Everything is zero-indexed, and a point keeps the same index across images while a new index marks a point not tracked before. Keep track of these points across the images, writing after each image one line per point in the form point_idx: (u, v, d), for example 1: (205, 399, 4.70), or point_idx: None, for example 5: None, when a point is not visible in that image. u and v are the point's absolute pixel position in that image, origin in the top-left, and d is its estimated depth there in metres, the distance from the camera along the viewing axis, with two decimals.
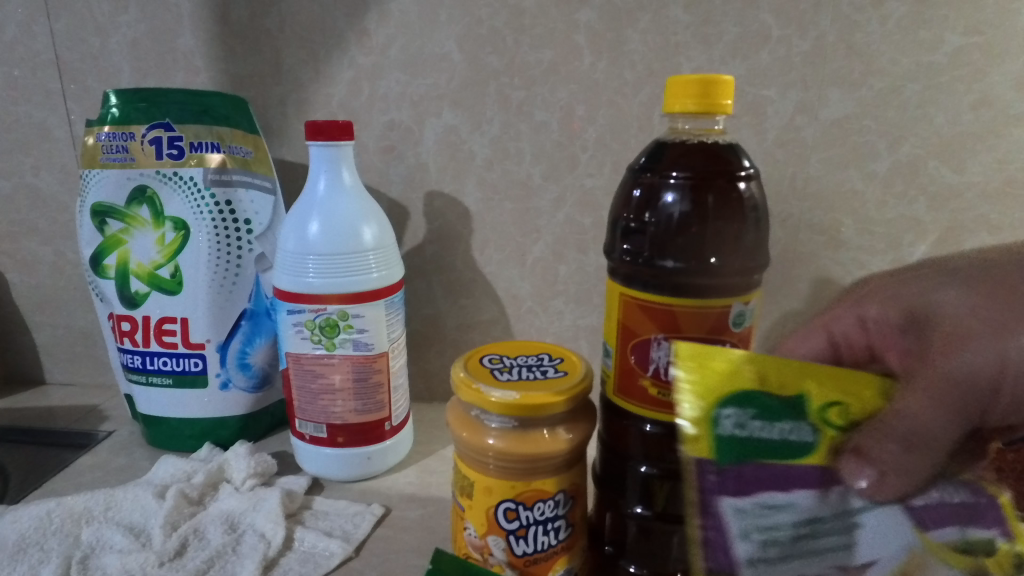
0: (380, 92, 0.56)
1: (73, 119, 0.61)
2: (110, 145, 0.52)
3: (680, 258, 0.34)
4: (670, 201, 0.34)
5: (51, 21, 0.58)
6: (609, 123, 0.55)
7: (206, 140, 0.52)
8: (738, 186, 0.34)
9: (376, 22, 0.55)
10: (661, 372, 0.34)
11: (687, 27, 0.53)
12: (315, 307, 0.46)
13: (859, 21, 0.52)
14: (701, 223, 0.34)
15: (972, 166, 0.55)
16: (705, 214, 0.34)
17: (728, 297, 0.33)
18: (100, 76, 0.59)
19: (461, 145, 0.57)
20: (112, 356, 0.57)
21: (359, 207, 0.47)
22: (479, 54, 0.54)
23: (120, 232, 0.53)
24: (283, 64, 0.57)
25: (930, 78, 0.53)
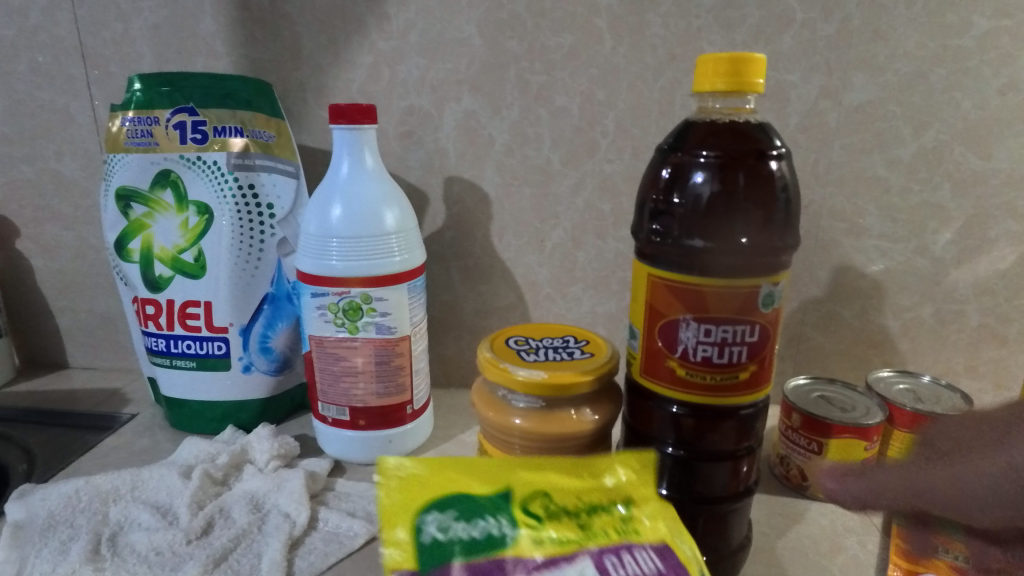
0: (400, 77, 0.56)
1: (96, 105, 0.61)
2: (134, 129, 0.52)
3: (708, 239, 0.34)
4: (700, 182, 0.34)
5: (74, 7, 0.58)
6: (629, 108, 0.55)
7: (229, 125, 0.52)
8: (768, 165, 0.34)
9: (397, 7, 0.54)
10: (688, 354, 0.34)
11: (709, 11, 0.52)
12: (338, 289, 0.46)
13: (884, 4, 0.51)
14: (730, 203, 0.34)
15: (997, 152, 0.54)
16: (735, 195, 0.34)
17: (756, 276, 0.33)
18: (122, 62, 0.59)
19: (480, 131, 0.57)
20: (136, 340, 0.58)
21: (381, 190, 0.47)
22: (500, 39, 0.54)
23: (144, 217, 0.53)
24: (303, 49, 0.57)
25: (957, 63, 0.52)
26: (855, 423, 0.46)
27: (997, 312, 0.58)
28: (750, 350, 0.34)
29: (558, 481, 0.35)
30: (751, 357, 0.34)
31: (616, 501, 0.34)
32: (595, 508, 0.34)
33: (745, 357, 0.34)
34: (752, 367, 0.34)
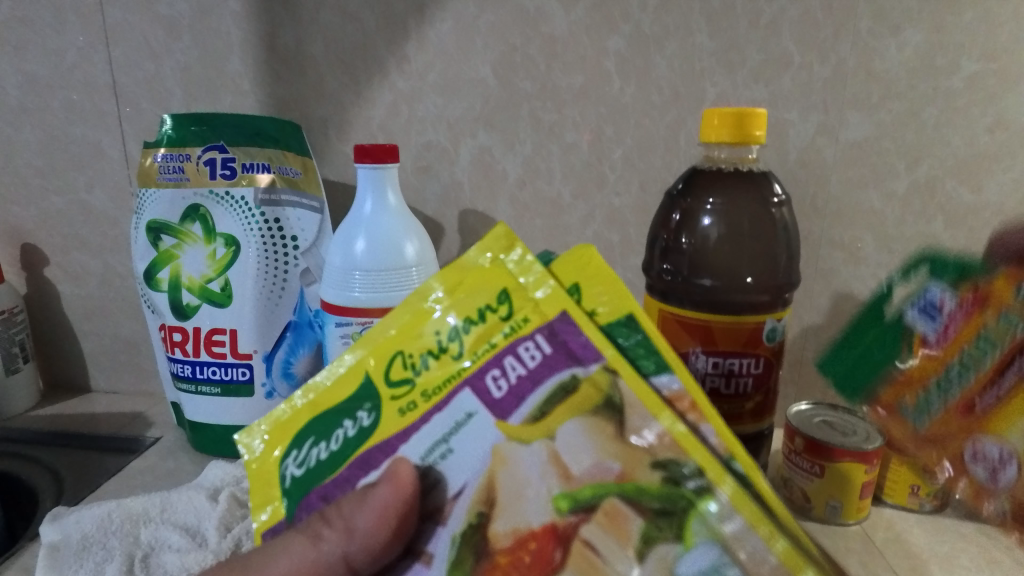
0: (418, 114, 0.59)
1: (126, 139, 0.64)
2: (166, 166, 0.55)
3: (716, 278, 0.37)
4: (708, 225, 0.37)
5: (110, 49, 0.62)
6: (636, 144, 0.58)
7: (257, 161, 0.55)
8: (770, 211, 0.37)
9: (416, 49, 0.58)
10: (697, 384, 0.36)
11: (712, 54, 0.55)
12: (362, 319, 0.48)
13: (876, 48, 0.54)
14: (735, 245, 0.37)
15: (988, 186, 0.57)
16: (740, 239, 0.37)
17: (761, 313, 0.35)
18: (153, 100, 0.62)
19: (494, 165, 0.59)
20: (161, 365, 0.60)
21: (402, 225, 0.50)
22: (513, 79, 0.57)
23: (173, 248, 0.55)
24: (326, 88, 0.60)
25: (947, 102, 0.55)
26: (857, 448, 0.47)
27: None
28: (756, 381, 0.36)
29: (458, 306, 0.32)
30: (757, 387, 0.36)
31: (507, 290, 0.32)
32: (502, 297, 0.32)
33: (751, 387, 0.36)
34: (757, 398, 0.37)
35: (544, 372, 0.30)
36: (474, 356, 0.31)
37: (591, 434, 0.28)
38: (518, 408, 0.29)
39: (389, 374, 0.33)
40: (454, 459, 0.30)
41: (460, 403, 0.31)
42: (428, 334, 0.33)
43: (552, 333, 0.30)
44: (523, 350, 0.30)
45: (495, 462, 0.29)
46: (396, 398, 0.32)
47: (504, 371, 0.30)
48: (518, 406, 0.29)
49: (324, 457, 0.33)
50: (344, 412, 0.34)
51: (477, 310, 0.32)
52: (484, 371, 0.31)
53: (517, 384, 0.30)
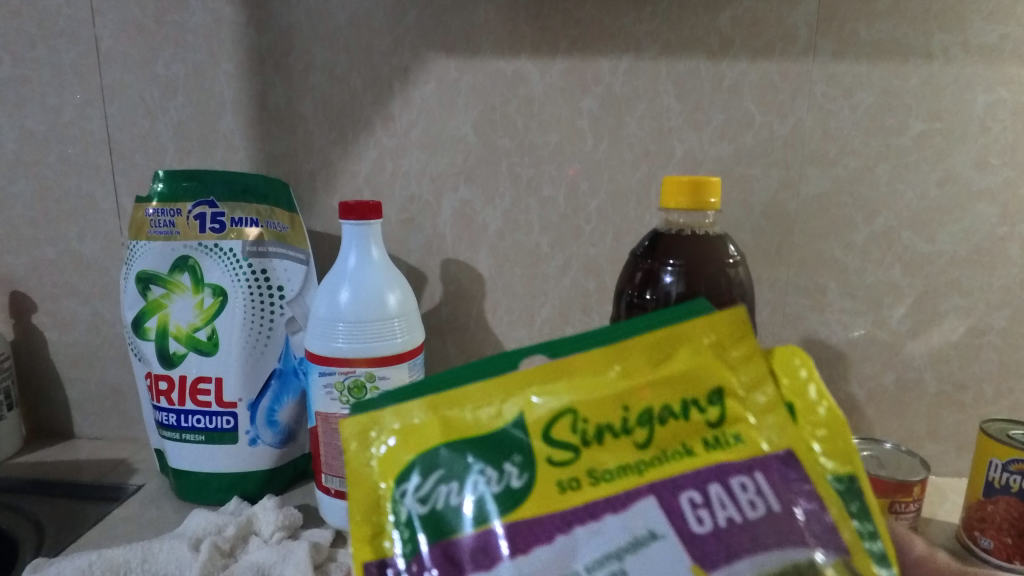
0: (402, 169, 0.62)
1: (120, 192, 0.66)
2: (157, 220, 0.57)
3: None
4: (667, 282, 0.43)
5: (106, 106, 0.64)
6: (610, 197, 0.61)
7: (246, 216, 0.57)
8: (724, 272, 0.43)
9: (400, 108, 0.61)
10: None
11: (678, 114, 0.59)
12: (345, 368, 0.50)
13: (831, 109, 0.58)
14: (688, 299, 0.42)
15: (941, 236, 0.60)
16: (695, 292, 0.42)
17: None
18: (146, 154, 0.65)
19: (475, 218, 0.62)
20: (146, 413, 0.61)
21: (385, 278, 0.52)
22: (493, 137, 0.60)
23: (161, 298, 0.57)
24: (314, 144, 0.62)
25: (899, 159, 0.59)
26: None
27: (954, 380, 0.63)
28: None
29: (662, 389, 0.34)
30: None
31: (719, 392, 0.34)
32: (690, 406, 0.33)
33: None
34: None
35: (769, 531, 0.31)
36: (660, 454, 0.33)
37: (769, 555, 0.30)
38: (727, 560, 0.30)
39: (552, 431, 0.33)
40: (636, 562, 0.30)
41: (644, 516, 0.31)
42: (617, 407, 0.33)
43: (793, 472, 0.33)
44: (742, 488, 0.32)
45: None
46: (555, 462, 0.32)
47: (706, 500, 0.31)
48: (728, 559, 0.30)
49: (456, 503, 0.31)
50: (489, 457, 0.32)
51: (666, 401, 0.34)
52: (684, 486, 0.32)
53: (728, 528, 0.31)
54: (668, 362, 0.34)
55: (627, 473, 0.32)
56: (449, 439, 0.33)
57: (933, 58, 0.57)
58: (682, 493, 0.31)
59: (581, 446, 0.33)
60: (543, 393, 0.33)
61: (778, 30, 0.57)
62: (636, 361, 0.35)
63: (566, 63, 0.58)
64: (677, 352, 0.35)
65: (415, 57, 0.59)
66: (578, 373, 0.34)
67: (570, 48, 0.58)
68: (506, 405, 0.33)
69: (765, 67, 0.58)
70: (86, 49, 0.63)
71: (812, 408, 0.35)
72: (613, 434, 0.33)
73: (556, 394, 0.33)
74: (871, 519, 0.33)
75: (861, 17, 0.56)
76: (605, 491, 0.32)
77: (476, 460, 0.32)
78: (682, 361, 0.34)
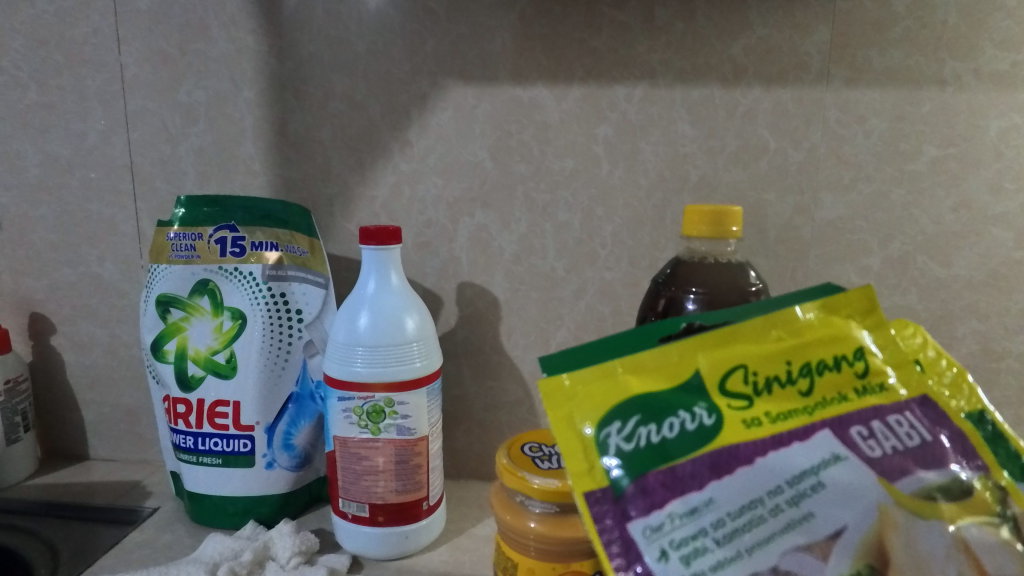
0: (419, 194, 0.63)
1: (140, 216, 0.67)
2: (178, 243, 0.57)
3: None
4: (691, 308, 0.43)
5: (129, 133, 0.66)
6: (625, 222, 0.61)
7: (266, 240, 0.58)
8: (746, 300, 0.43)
9: (418, 135, 0.62)
10: None
11: (693, 140, 0.59)
12: (363, 394, 0.50)
13: (845, 135, 0.59)
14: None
15: (957, 261, 0.60)
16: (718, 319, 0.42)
17: None
18: (167, 179, 0.66)
19: (490, 242, 0.63)
20: (163, 436, 0.61)
21: (404, 303, 0.52)
22: (509, 163, 0.61)
23: (181, 321, 0.58)
24: (333, 169, 0.63)
25: (913, 184, 0.59)
26: None
27: None
28: None
29: (812, 347, 0.35)
30: None
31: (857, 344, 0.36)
32: (841, 359, 0.35)
33: None
34: None
35: (924, 457, 0.33)
36: (822, 399, 0.34)
37: (933, 491, 0.32)
38: (904, 478, 0.32)
39: (726, 384, 0.34)
40: (827, 492, 0.32)
41: (824, 443, 0.33)
42: (782, 362, 0.35)
43: (932, 413, 0.34)
44: (898, 423, 0.34)
45: (885, 525, 0.31)
46: (736, 406, 0.34)
47: (872, 433, 0.33)
48: (904, 474, 0.32)
49: (656, 441, 0.33)
50: (676, 404, 0.34)
51: (818, 358, 0.35)
52: (848, 421, 0.33)
53: (897, 454, 0.33)
54: (811, 330, 0.36)
55: (795, 417, 0.34)
56: (639, 391, 0.34)
57: (945, 85, 0.57)
58: (850, 429, 0.33)
59: (752, 397, 0.34)
60: (708, 357, 0.35)
61: (791, 58, 0.58)
62: (790, 326, 0.36)
63: (582, 90, 0.59)
64: (811, 316, 0.36)
65: (433, 85, 0.60)
66: (741, 338, 0.35)
67: (585, 76, 0.59)
68: (697, 356, 0.35)
69: (778, 94, 0.58)
70: (110, 76, 0.65)
71: (935, 363, 0.37)
72: (779, 386, 0.35)
73: (723, 354, 0.35)
74: (1004, 442, 0.34)
75: (873, 46, 0.57)
76: (785, 428, 0.33)
77: (667, 405, 0.34)
78: (823, 326, 0.36)
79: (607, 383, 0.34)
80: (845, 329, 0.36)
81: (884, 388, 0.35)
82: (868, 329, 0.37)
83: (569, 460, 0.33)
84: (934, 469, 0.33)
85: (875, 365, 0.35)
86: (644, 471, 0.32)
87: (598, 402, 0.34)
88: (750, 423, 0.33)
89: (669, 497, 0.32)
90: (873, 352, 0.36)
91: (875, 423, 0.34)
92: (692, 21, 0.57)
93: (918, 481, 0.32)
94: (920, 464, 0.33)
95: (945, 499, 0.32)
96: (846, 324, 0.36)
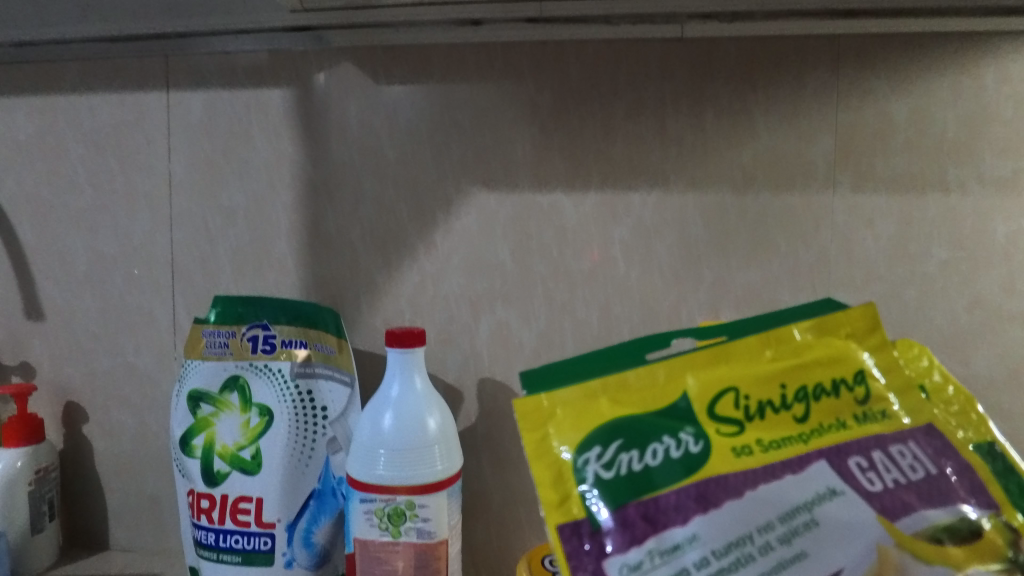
0: (442, 292, 0.65)
1: (177, 309, 0.70)
2: (213, 341, 0.60)
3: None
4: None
5: (172, 232, 0.70)
6: (642, 319, 0.63)
7: (295, 338, 0.60)
8: None
9: (442, 236, 0.65)
10: None
11: (706, 242, 0.62)
12: (385, 497, 0.51)
13: (855, 237, 0.61)
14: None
15: (975, 360, 0.60)
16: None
17: None
18: (205, 275, 0.69)
19: (511, 338, 0.64)
20: (185, 530, 0.62)
21: (427, 404, 0.53)
22: (529, 263, 0.64)
23: (210, 416, 0.59)
24: (361, 268, 0.66)
25: (925, 285, 0.61)
26: None
27: None
28: None
29: (807, 369, 0.39)
30: None
31: (857, 368, 0.39)
32: (839, 383, 0.39)
33: None
34: None
35: (928, 489, 0.35)
36: (817, 425, 0.38)
37: (940, 525, 0.34)
38: (906, 516, 0.34)
39: (718, 406, 0.38)
40: (818, 529, 0.35)
41: (820, 477, 0.36)
42: (776, 385, 0.39)
43: (939, 443, 0.37)
44: (901, 454, 0.36)
45: (882, 559, 0.34)
46: (724, 432, 0.38)
47: (872, 464, 0.36)
48: (907, 511, 0.35)
49: (639, 468, 0.37)
50: (664, 429, 0.38)
51: (817, 379, 0.39)
52: (847, 452, 0.37)
53: (897, 487, 0.35)
54: (809, 349, 0.40)
55: (790, 443, 0.37)
56: (635, 411, 0.38)
57: (950, 190, 0.60)
58: (845, 456, 0.36)
59: (744, 420, 0.38)
60: (701, 379, 0.39)
61: (797, 165, 0.61)
62: (788, 347, 0.40)
63: (598, 196, 0.63)
64: (806, 340, 0.40)
65: (457, 189, 0.64)
66: (734, 358, 0.40)
67: (602, 182, 0.62)
68: (690, 378, 0.39)
69: (788, 198, 0.61)
70: (159, 180, 0.70)
71: (943, 387, 0.40)
72: (773, 410, 0.38)
73: (715, 376, 0.39)
74: (1016, 476, 0.36)
75: (876, 154, 0.60)
76: (775, 457, 0.37)
77: (659, 428, 0.38)
78: (819, 348, 0.40)
79: (588, 401, 0.39)
80: (841, 350, 0.40)
81: (882, 410, 0.38)
82: (869, 353, 0.40)
83: (546, 485, 0.37)
84: (942, 507, 0.35)
85: (872, 386, 0.39)
86: (628, 498, 0.36)
87: (590, 424, 0.38)
88: (743, 451, 0.37)
89: (651, 528, 0.35)
90: (870, 370, 0.39)
91: (876, 449, 0.37)
92: (702, 131, 0.61)
93: (928, 512, 0.34)
94: (927, 499, 0.35)
95: (953, 538, 0.34)
96: (841, 347, 0.40)
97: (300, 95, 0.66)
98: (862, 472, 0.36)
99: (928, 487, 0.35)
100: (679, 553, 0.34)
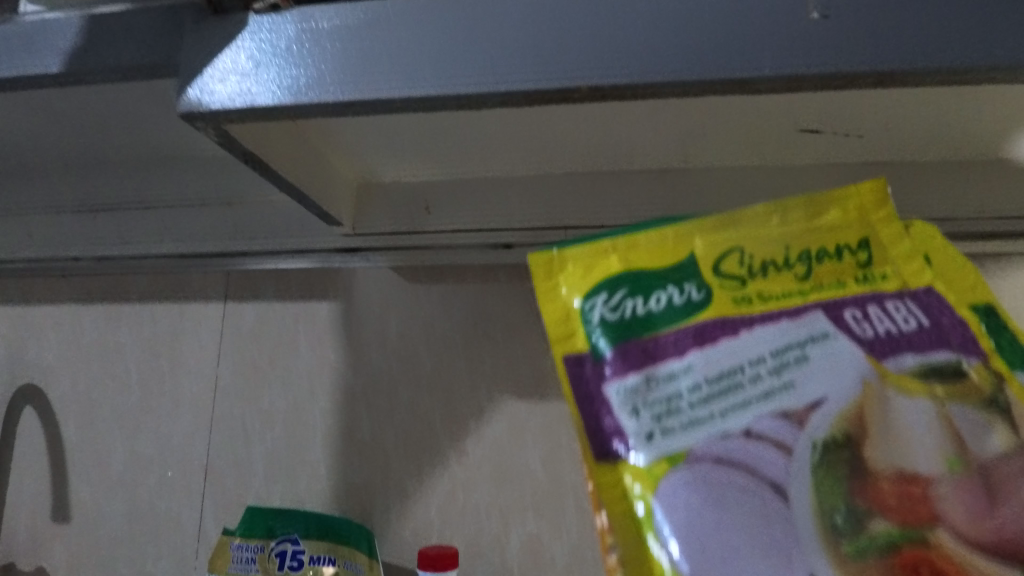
0: (472, 501, 0.65)
1: (205, 514, 0.70)
2: (240, 555, 0.59)
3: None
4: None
5: (211, 434, 0.72)
6: None
7: (324, 553, 0.59)
8: None
9: (474, 442, 0.66)
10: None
11: None
12: None
13: None
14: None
15: None
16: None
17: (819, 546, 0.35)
18: (237, 478, 0.70)
19: (542, 551, 0.63)
20: None
21: None
22: (560, 471, 0.64)
23: None
24: (392, 474, 0.67)
25: None
26: None
27: None
28: None
29: (816, 234, 0.43)
30: None
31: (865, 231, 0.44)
32: (843, 246, 0.43)
33: None
34: None
35: (928, 343, 0.39)
36: (818, 283, 0.42)
37: (965, 405, 0.37)
38: (892, 357, 0.39)
39: (720, 265, 0.43)
40: (801, 373, 0.38)
41: (814, 323, 0.40)
42: (783, 246, 0.43)
43: (935, 300, 0.41)
44: (896, 309, 0.40)
45: (876, 406, 0.38)
46: (723, 271, 0.42)
47: (866, 316, 0.40)
48: (905, 351, 0.39)
49: (641, 314, 0.41)
50: (667, 281, 0.42)
51: (819, 247, 0.43)
52: (843, 305, 0.40)
53: (890, 337, 0.39)
54: (827, 216, 0.44)
55: (792, 292, 0.41)
56: (637, 263, 0.43)
57: None
58: (843, 308, 0.40)
59: (748, 277, 0.42)
60: (702, 239, 0.43)
61: None
62: (812, 211, 0.44)
63: None
64: (830, 216, 0.44)
65: (490, 397, 0.67)
66: (745, 222, 0.44)
67: None
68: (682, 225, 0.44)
69: None
70: (205, 383, 0.74)
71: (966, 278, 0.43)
72: (775, 268, 0.42)
73: (715, 235, 0.43)
74: (1008, 333, 0.40)
75: None
76: (775, 304, 0.41)
77: (663, 278, 0.42)
78: (833, 213, 0.44)
79: (597, 259, 0.44)
80: (836, 211, 0.44)
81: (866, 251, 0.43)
82: (876, 217, 0.44)
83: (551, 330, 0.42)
84: (945, 351, 0.39)
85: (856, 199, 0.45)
86: (613, 343, 0.40)
87: (591, 280, 0.43)
88: (727, 281, 0.42)
89: (645, 361, 0.40)
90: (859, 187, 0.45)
91: (903, 352, 0.39)
92: None
93: (950, 350, 0.39)
94: (929, 346, 0.39)
95: (958, 371, 0.38)
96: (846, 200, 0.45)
97: (345, 307, 0.72)
98: (902, 464, 0.36)
99: (924, 343, 0.39)
100: (699, 425, 0.38)
